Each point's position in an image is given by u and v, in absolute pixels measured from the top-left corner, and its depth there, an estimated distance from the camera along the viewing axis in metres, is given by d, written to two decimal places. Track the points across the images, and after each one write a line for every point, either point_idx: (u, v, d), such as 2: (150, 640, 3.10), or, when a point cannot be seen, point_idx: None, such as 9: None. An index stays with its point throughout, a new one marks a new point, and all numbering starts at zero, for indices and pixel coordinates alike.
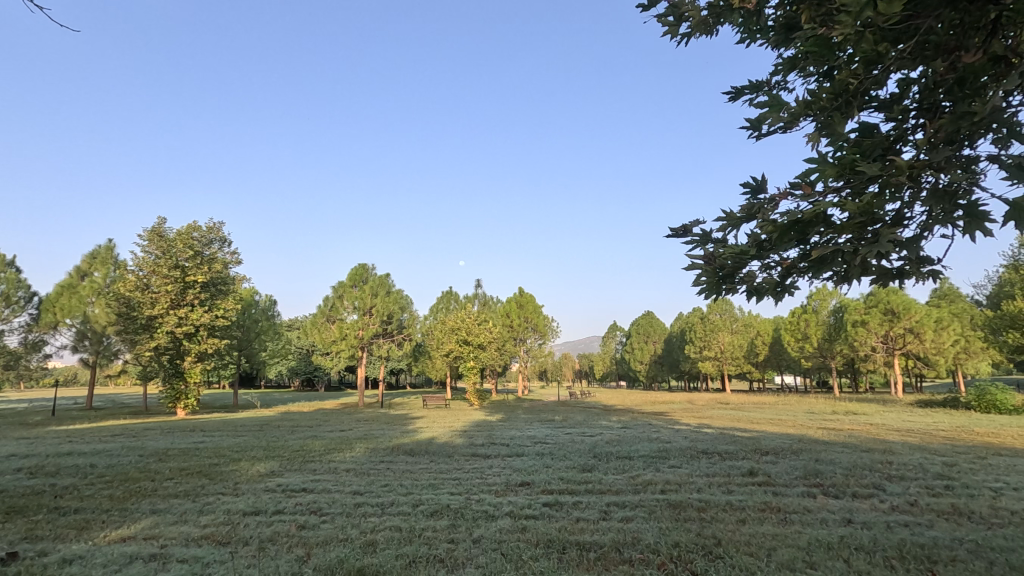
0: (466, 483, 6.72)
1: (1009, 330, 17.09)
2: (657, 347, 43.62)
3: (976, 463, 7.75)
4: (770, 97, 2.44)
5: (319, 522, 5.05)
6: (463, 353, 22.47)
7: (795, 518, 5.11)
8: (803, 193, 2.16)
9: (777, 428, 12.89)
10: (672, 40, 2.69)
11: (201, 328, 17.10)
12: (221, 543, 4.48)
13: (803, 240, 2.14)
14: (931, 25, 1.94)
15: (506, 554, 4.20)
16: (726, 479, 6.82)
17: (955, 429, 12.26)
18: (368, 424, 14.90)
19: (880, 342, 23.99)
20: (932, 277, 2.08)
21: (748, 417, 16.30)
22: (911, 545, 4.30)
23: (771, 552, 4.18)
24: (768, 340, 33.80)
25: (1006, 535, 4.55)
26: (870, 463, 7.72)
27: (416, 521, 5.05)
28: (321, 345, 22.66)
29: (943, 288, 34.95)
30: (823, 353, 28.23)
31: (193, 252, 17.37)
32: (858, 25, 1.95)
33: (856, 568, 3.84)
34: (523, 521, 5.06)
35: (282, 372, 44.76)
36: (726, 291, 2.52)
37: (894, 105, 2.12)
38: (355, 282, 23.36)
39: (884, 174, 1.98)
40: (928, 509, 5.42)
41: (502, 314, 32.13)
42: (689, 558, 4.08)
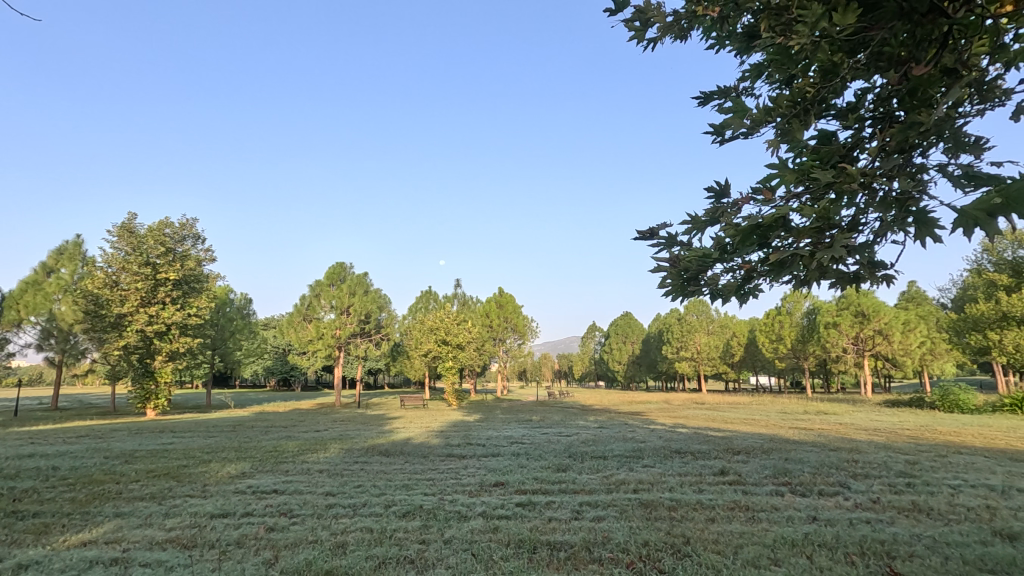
0: (440, 483, 6.72)
1: (971, 333, 17.67)
2: (635, 347, 44.06)
3: (937, 461, 7.99)
4: (733, 103, 2.48)
5: (288, 524, 4.97)
6: (441, 353, 22.37)
7: (762, 517, 5.19)
8: (764, 199, 2.20)
9: (749, 427, 13.14)
10: (639, 44, 2.69)
11: (173, 327, 16.75)
12: (186, 546, 4.40)
13: (764, 243, 2.17)
14: (884, 38, 2.02)
15: (477, 555, 4.19)
16: (698, 479, 6.90)
17: (919, 428, 12.65)
18: (344, 425, 14.75)
19: (851, 343, 24.57)
20: (886, 281, 2.13)
21: (722, 417, 16.55)
22: (872, 541, 4.42)
23: (737, 550, 4.26)
24: (743, 341, 34.38)
25: (962, 530, 4.71)
26: (836, 462, 7.90)
27: (388, 522, 5.02)
28: (297, 345, 22.34)
29: (910, 291, 36.03)
30: (796, 354, 28.82)
31: (165, 248, 16.95)
32: (815, 35, 2.02)
33: (819, 565, 3.92)
34: (495, 521, 5.06)
35: (258, 372, 44.15)
36: (691, 292, 2.54)
37: (851, 113, 2.19)
38: (332, 281, 23.07)
39: (838, 181, 2.04)
40: (889, 506, 5.59)
41: (481, 314, 32.13)
42: (658, 557, 4.13)
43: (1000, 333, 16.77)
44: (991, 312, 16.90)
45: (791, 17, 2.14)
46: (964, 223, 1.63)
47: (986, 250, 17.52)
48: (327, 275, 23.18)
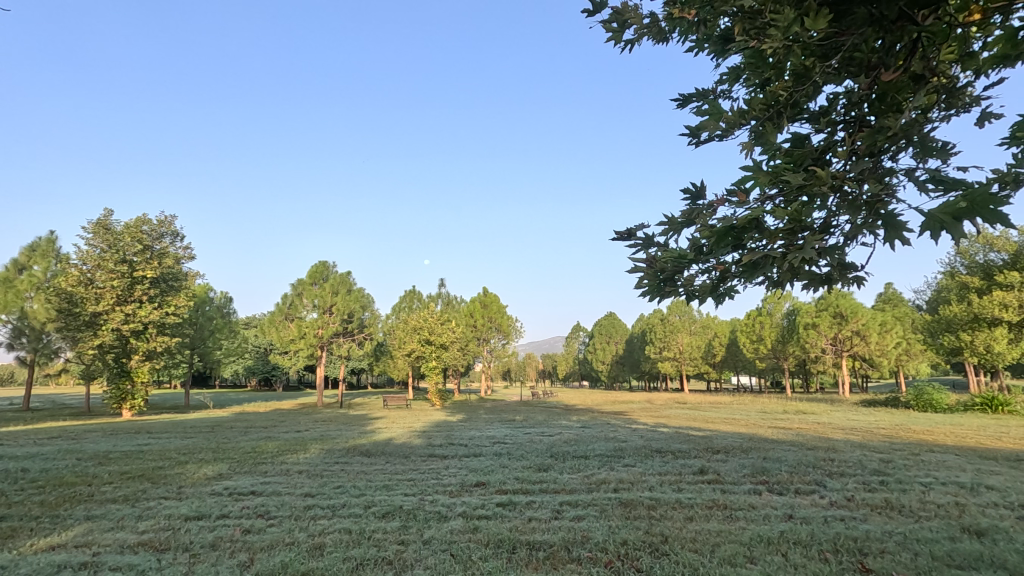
0: (421, 483, 6.69)
1: (945, 333, 18.08)
2: (619, 347, 44.34)
3: (910, 459, 8.17)
4: (710, 105, 2.49)
5: (266, 526, 4.91)
6: (425, 353, 22.26)
7: (739, 515, 5.26)
8: (738, 201, 2.22)
9: (730, 426, 13.28)
10: (617, 46, 2.69)
11: (150, 325, 16.44)
12: (158, 549, 4.31)
13: (739, 244, 2.19)
14: (856, 43, 2.04)
15: (456, 555, 4.18)
16: (677, 478, 6.96)
17: (894, 427, 12.91)
18: (325, 425, 14.62)
19: (829, 344, 25.01)
20: (857, 283, 2.16)
21: (704, 416, 16.73)
22: (845, 539, 4.49)
23: (714, 548, 4.31)
24: (724, 341, 34.79)
25: (932, 527, 4.81)
26: (813, 460, 8.04)
27: (367, 523, 4.98)
28: (279, 344, 22.07)
29: (887, 293, 36.77)
30: (776, 354, 29.22)
31: (143, 246, 16.60)
32: (787, 39, 2.05)
33: (793, 562, 3.99)
34: (475, 521, 5.05)
35: (238, 372, 43.64)
36: (667, 293, 2.55)
37: (822, 118, 2.22)
38: (315, 279, 22.81)
39: (810, 184, 2.06)
40: (863, 504, 5.69)
41: (465, 314, 32.06)
42: (636, 556, 4.16)
43: (972, 334, 17.14)
44: (963, 313, 17.29)
45: (764, 21, 2.16)
46: (932, 226, 1.65)
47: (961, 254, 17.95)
48: (309, 273, 22.91)
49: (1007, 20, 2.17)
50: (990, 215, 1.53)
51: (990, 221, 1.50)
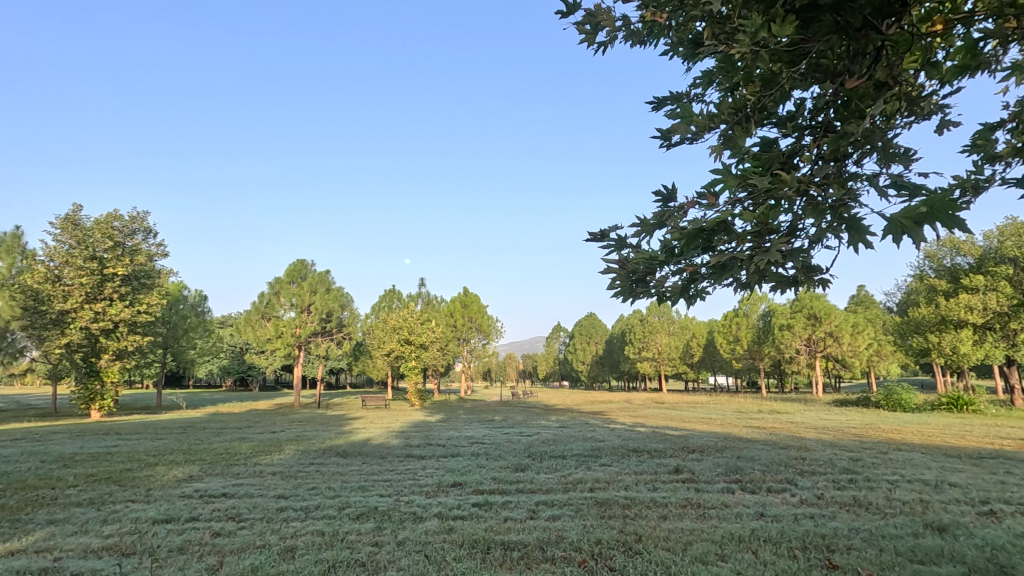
0: (398, 484, 6.63)
1: (914, 335, 18.56)
2: (599, 347, 44.61)
3: (878, 458, 8.37)
4: (681, 108, 2.49)
5: (236, 528, 4.82)
6: (404, 353, 22.10)
7: (712, 513, 5.33)
8: (708, 203, 2.21)
9: (706, 426, 13.45)
10: (590, 48, 2.66)
11: (121, 324, 16.06)
12: (124, 554, 4.20)
13: (709, 247, 2.19)
14: (822, 50, 2.07)
15: (429, 556, 4.15)
16: (653, 477, 7.03)
17: (865, 427, 13.21)
18: (302, 425, 14.44)
19: (803, 345, 25.47)
20: (823, 284, 2.19)
21: (682, 415, 16.92)
22: (813, 536, 4.58)
23: (687, 546, 4.35)
24: (702, 342, 35.27)
25: (897, 523, 4.93)
26: (785, 459, 8.19)
27: (340, 525, 4.92)
28: (255, 343, 21.70)
29: (859, 295, 37.70)
30: (752, 355, 29.72)
31: (114, 242, 16.17)
32: (755, 44, 2.08)
33: (763, 559, 4.05)
34: (450, 521, 5.04)
35: (213, 372, 42.85)
36: (639, 294, 2.55)
37: (789, 122, 2.25)
38: (293, 278, 22.46)
39: (775, 188, 2.08)
40: (832, 501, 5.81)
41: (446, 314, 31.94)
42: (609, 555, 4.18)
43: (939, 335, 17.58)
44: (931, 315, 17.76)
45: (734, 26, 2.18)
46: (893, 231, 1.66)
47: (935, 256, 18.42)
48: (287, 272, 22.55)
49: (967, 31, 2.25)
50: (948, 220, 1.56)
51: (950, 226, 1.52)
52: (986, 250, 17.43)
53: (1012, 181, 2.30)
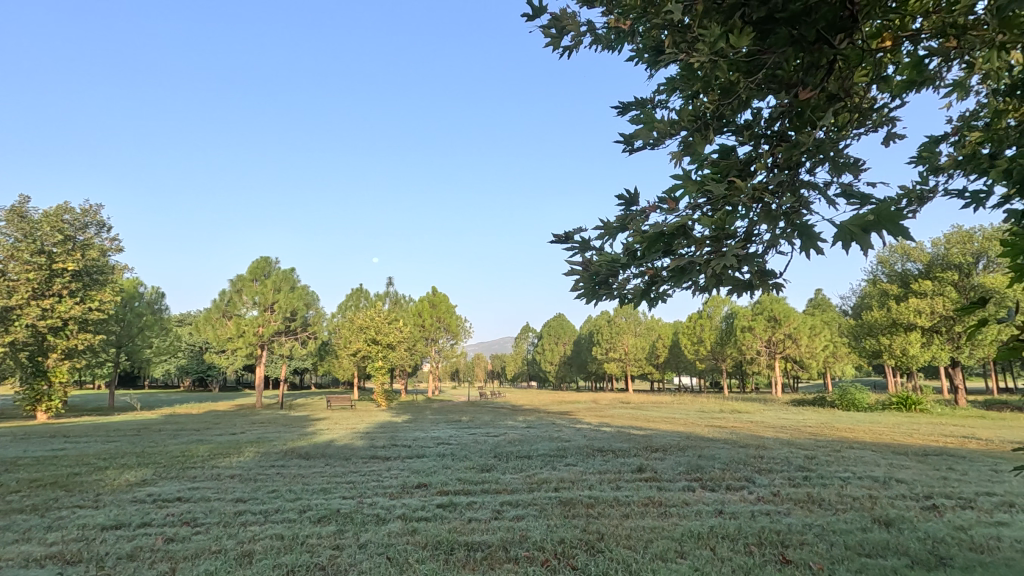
0: (361, 485, 6.54)
1: (868, 337, 19.31)
2: (567, 348, 44.95)
3: (831, 456, 8.69)
4: (644, 114, 2.53)
5: (191, 534, 4.67)
6: (371, 353, 21.81)
7: (673, 511, 5.45)
8: (668, 208, 2.24)
9: (670, 426, 13.70)
10: (555, 52, 2.66)
11: (71, 321, 15.39)
12: (69, 562, 4.03)
13: (669, 251, 2.22)
14: (778, 61, 2.13)
15: (392, 558, 4.11)
16: (616, 476, 7.14)
17: (820, 425, 13.69)
18: (263, 427, 14.09)
19: (763, 346, 26.19)
20: (777, 288, 2.26)
21: (647, 415, 17.19)
22: (769, 532, 4.73)
23: (647, 544, 4.43)
24: (667, 342, 35.92)
25: (847, 519, 5.14)
26: (744, 458, 8.42)
27: (301, 528, 4.82)
28: (215, 342, 21.03)
29: (816, 298, 39.06)
30: (715, 355, 30.42)
31: (63, 236, 15.41)
32: (713, 53, 2.14)
33: (720, 555, 4.16)
34: (414, 522, 5.01)
35: (170, 371, 41.41)
36: (602, 297, 2.56)
37: (746, 131, 2.32)
38: (256, 275, 21.89)
39: (731, 194, 2.13)
40: (787, 498, 6.01)
41: (414, 313, 31.63)
42: (572, 554, 4.21)
43: (890, 337, 18.32)
44: (883, 318, 18.52)
45: (694, 36, 2.24)
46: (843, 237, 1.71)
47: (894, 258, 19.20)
48: (250, 269, 21.95)
49: (914, 49, 2.37)
50: (895, 228, 1.61)
51: (894, 234, 1.57)
52: (933, 257, 18.31)
53: (954, 192, 2.44)
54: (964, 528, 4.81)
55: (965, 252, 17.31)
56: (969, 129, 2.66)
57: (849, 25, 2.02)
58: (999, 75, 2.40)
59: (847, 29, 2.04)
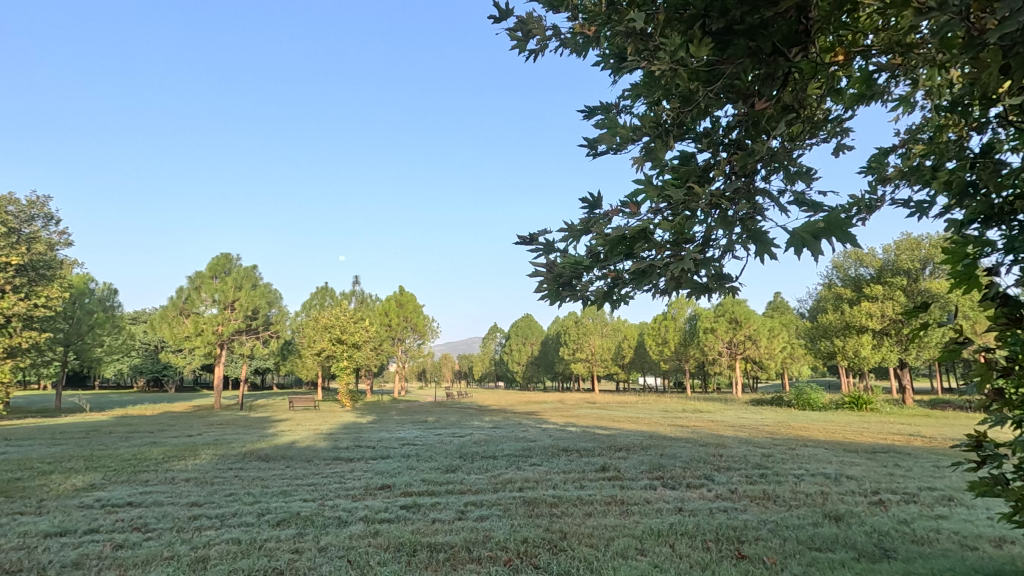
0: (323, 488, 6.43)
1: (823, 339, 20.03)
2: (534, 348, 45.15)
3: (787, 453, 8.99)
4: (608, 119, 2.56)
5: (142, 539, 4.51)
6: (336, 352, 21.43)
7: (634, 509, 5.54)
8: (631, 212, 2.25)
9: (634, 425, 13.91)
10: (521, 55, 2.66)
11: (15, 318, 14.59)
12: (8, 572, 3.83)
13: (631, 253, 2.25)
14: (735, 73, 2.20)
15: (353, 561, 4.05)
16: (580, 475, 7.21)
17: (777, 424, 14.12)
18: (221, 428, 13.70)
19: (725, 347, 26.87)
20: (734, 291, 2.31)
21: (612, 415, 17.45)
22: (726, 528, 4.87)
23: (609, 542, 4.50)
24: (633, 343, 36.47)
25: (799, 514, 5.32)
26: (704, 456, 8.62)
27: (259, 532, 4.71)
28: (171, 341, 20.27)
29: (775, 301, 40.31)
30: (679, 356, 31.06)
31: (7, 228, 14.57)
32: (674, 62, 2.18)
33: (678, 552, 4.26)
34: (376, 525, 4.95)
35: (123, 371, 39.77)
36: (565, 299, 2.57)
37: (705, 138, 2.37)
38: (215, 272, 21.23)
39: (690, 200, 2.17)
40: (744, 495, 6.19)
41: (380, 312, 31.20)
42: (535, 553, 4.24)
43: (843, 339, 19.04)
44: (837, 321, 19.24)
45: (656, 44, 2.27)
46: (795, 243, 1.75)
47: (856, 260, 19.86)
48: (209, 265, 21.27)
49: (863, 65, 2.48)
50: (843, 236, 1.66)
51: (843, 241, 1.62)
52: (884, 262, 19.15)
53: (900, 201, 2.55)
54: (907, 521, 5.06)
55: (913, 259, 18.19)
56: (915, 142, 2.80)
57: (803, 38, 2.10)
58: (941, 91, 2.53)
59: (801, 43, 2.12)
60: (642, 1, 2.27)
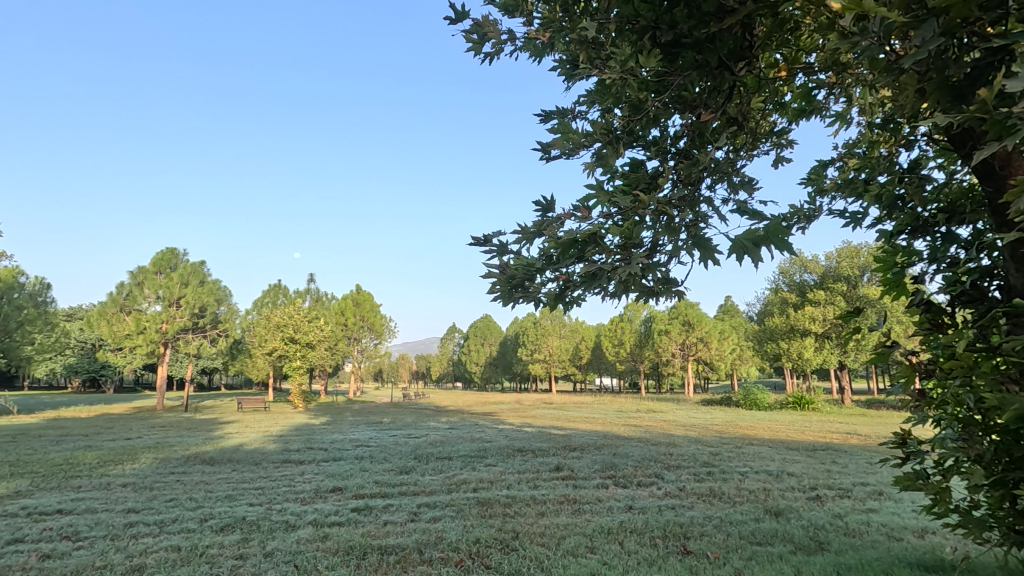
0: (270, 491, 6.24)
1: (769, 341, 20.86)
2: (493, 349, 45.18)
3: (734, 452, 9.32)
4: (562, 123, 2.58)
5: (72, 549, 4.26)
6: (288, 352, 20.81)
7: (586, 508, 5.63)
8: (582, 216, 2.27)
9: (589, 425, 14.11)
10: (477, 57, 2.66)
11: None
12: None
13: (582, 257, 2.27)
14: (684, 83, 2.26)
15: (300, 566, 3.96)
16: (534, 475, 7.28)
17: (725, 424, 14.63)
18: (164, 431, 13.09)
19: (678, 349, 27.61)
20: (679, 295, 2.37)
21: (569, 415, 17.67)
22: (673, 525, 5.01)
23: (560, 541, 4.56)
24: (590, 344, 37.02)
25: (742, 510, 5.53)
26: (655, 455, 8.83)
27: (201, 538, 4.54)
28: (109, 340, 19.22)
29: (726, 305, 41.73)
30: (634, 357, 31.72)
31: None
32: (625, 71, 2.22)
33: (627, 549, 4.36)
34: (326, 528, 4.85)
35: (55, 370, 37.37)
36: (518, 300, 2.55)
37: (654, 146, 2.42)
38: (160, 267, 20.28)
39: (638, 205, 2.22)
40: (692, 492, 6.39)
41: (336, 311, 30.53)
42: (486, 553, 4.25)
43: (788, 342, 19.88)
44: (782, 324, 20.08)
45: (608, 53, 2.32)
46: (738, 249, 1.81)
47: (802, 266, 20.72)
48: (153, 260, 20.31)
49: (805, 82, 2.60)
50: (781, 243, 1.73)
51: (781, 249, 1.69)
52: (827, 269, 20.14)
53: (837, 212, 2.70)
54: (841, 515, 5.34)
55: (853, 266, 19.20)
56: (851, 156, 2.97)
57: (747, 54, 2.20)
58: (874, 109, 2.69)
59: (746, 57, 2.21)
60: (595, 11, 2.32)
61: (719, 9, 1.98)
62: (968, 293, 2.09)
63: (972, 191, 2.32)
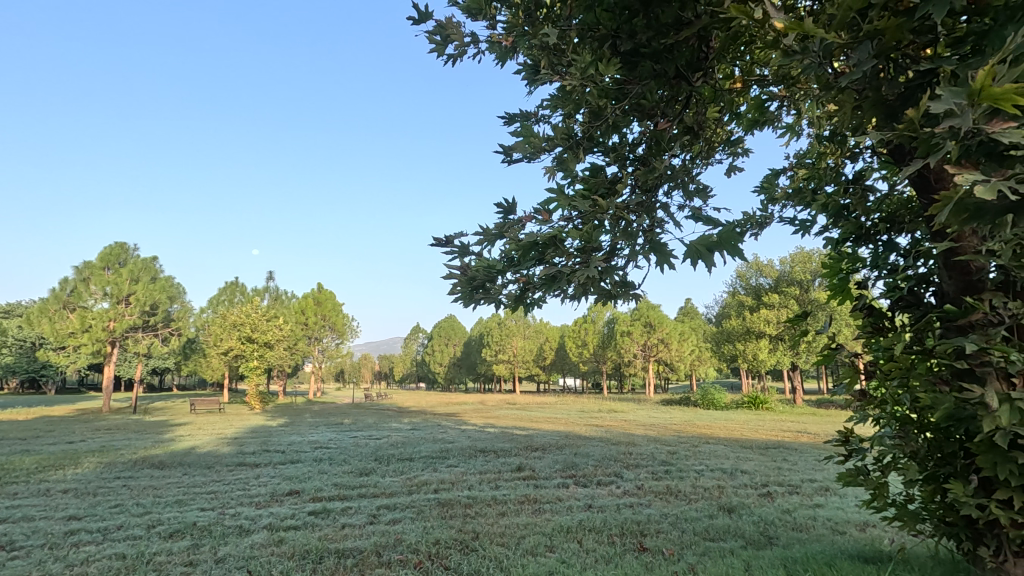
0: (223, 496, 6.05)
1: (726, 343, 21.48)
2: (457, 349, 44.98)
3: (690, 450, 9.57)
4: (525, 127, 2.61)
5: (5, 559, 4.03)
6: (245, 351, 20.18)
7: (546, 508, 5.68)
8: (544, 219, 2.30)
9: (552, 425, 14.23)
10: (440, 59, 2.67)
11: None
12: None
13: (543, 259, 2.30)
14: (642, 91, 2.32)
15: (253, 572, 3.86)
16: (496, 476, 7.31)
17: (683, 423, 14.97)
18: (110, 433, 12.49)
19: (640, 350, 28.10)
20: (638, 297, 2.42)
21: (532, 415, 17.79)
22: (631, 523, 5.11)
23: (519, 540, 4.59)
24: (553, 345, 37.29)
25: (697, 508, 5.68)
26: (615, 454, 8.98)
27: (148, 545, 4.37)
28: (51, 338, 18.23)
29: (685, 307, 42.75)
30: (596, 358, 32.13)
31: None
32: (586, 79, 2.27)
33: (585, 547, 4.43)
34: (281, 532, 4.75)
35: None
36: (480, 301, 2.56)
37: (614, 151, 2.47)
38: (108, 262, 19.36)
39: (598, 208, 2.26)
40: (650, 490, 6.53)
41: (296, 310, 29.81)
42: (445, 554, 4.25)
43: (744, 343, 20.52)
44: (739, 326, 20.71)
45: (569, 59, 2.36)
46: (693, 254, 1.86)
47: (759, 270, 21.42)
48: (100, 255, 19.37)
49: (758, 94, 2.71)
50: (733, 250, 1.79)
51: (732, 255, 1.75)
52: (781, 273, 20.91)
53: (787, 220, 2.82)
54: (789, 510, 5.56)
55: (806, 271, 19.99)
56: (801, 166, 3.10)
57: (703, 64, 2.28)
58: (821, 122, 2.82)
59: (701, 68, 2.29)
60: (557, 18, 2.36)
61: (677, 21, 2.05)
62: (905, 298, 2.22)
63: (910, 203, 2.46)
